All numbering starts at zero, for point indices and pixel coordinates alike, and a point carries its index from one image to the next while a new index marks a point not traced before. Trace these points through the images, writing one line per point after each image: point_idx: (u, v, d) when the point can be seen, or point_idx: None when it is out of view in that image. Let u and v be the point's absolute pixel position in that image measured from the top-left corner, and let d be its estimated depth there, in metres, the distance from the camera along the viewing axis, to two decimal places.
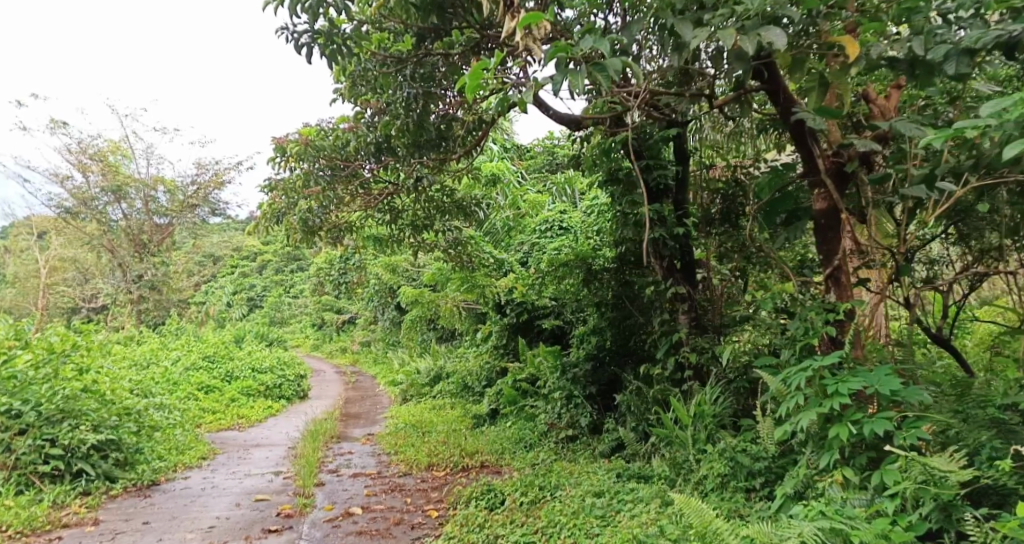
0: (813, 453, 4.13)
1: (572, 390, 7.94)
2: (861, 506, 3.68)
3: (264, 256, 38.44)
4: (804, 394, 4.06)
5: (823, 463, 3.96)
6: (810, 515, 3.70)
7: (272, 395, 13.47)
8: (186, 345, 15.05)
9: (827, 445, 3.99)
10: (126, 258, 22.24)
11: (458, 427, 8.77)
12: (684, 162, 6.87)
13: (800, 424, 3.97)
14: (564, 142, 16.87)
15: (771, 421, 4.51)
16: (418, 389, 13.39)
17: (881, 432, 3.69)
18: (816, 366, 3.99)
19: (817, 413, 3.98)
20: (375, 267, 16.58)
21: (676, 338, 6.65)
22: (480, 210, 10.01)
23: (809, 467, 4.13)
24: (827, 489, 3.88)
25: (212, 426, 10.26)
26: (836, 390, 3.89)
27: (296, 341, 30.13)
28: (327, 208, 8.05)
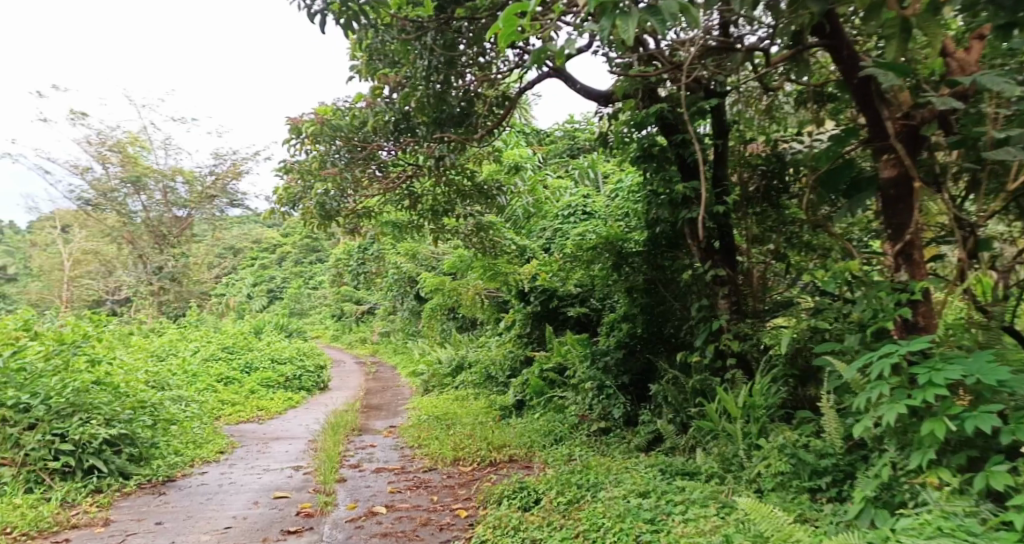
0: (901, 453, 3.78)
1: (603, 379, 7.58)
2: (971, 515, 3.34)
3: (283, 248, 38.37)
4: (888, 385, 3.70)
5: (915, 464, 3.61)
6: (919, 529, 3.32)
7: (293, 386, 13.22)
8: (205, 336, 14.85)
9: (919, 443, 3.62)
10: (147, 250, 22.17)
11: (484, 419, 8.45)
12: (724, 136, 6.48)
13: (887, 420, 3.62)
14: (585, 127, 16.48)
15: (838, 414, 4.14)
16: (440, 379, 13.08)
17: (988, 430, 3.33)
18: (905, 352, 3.64)
19: (905, 406, 3.61)
20: (394, 256, 16.29)
21: (717, 325, 6.28)
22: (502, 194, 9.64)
23: (895, 467, 3.78)
24: (926, 496, 3.53)
25: (231, 419, 10.02)
26: (929, 381, 3.53)
27: (316, 332, 30.00)
28: (345, 191, 7.73)
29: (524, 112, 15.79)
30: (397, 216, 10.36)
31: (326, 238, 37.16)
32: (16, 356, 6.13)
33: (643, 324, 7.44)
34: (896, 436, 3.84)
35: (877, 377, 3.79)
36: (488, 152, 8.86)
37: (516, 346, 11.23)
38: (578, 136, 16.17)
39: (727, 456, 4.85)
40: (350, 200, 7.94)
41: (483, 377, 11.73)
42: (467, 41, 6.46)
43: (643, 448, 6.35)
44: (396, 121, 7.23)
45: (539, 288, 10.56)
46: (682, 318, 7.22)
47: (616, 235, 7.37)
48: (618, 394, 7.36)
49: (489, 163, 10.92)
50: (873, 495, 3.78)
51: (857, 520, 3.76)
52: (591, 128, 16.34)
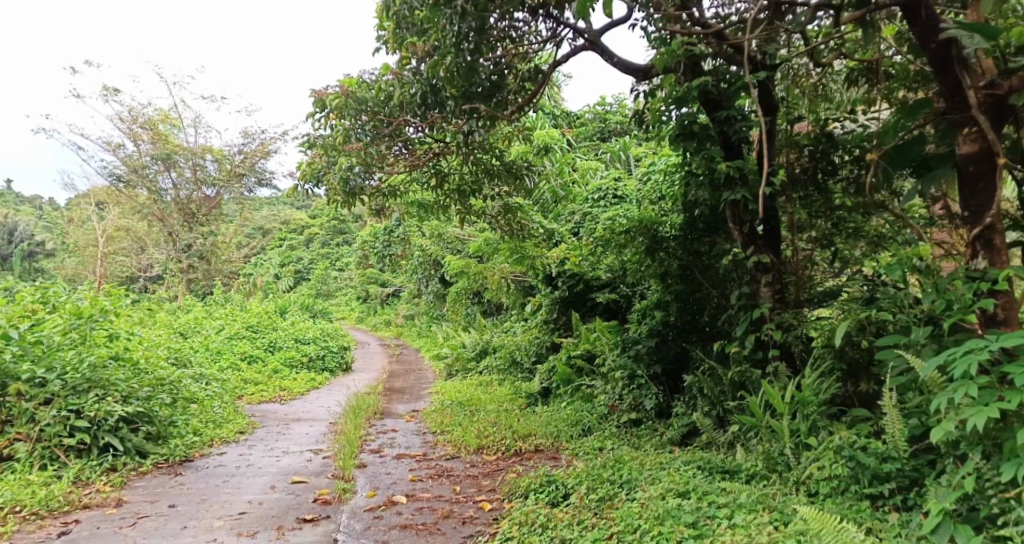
0: (981, 462, 3.46)
1: (634, 369, 7.27)
2: None
3: (310, 229, 38.44)
4: (974, 386, 3.41)
5: (1000, 475, 3.29)
6: None
7: (316, 367, 13.07)
8: (229, 314, 14.76)
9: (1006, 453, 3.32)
10: (175, 227, 22.21)
11: (509, 406, 8.18)
12: (771, 112, 6.11)
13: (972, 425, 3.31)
14: (617, 109, 16.07)
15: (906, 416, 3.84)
16: (464, 363, 12.84)
17: None
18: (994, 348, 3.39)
19: (993, 411, 3.31)
20: (420, 238, 16.05)
21: (759, 315, 5.95)
22: (531, 175, 9.33)
23: (973, 477, 3.46)
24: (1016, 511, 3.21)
25: (252, 398, 9.88)
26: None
27: (341, 313, 29.98)
28: (369, 167, 7.45)
29: (554, 93, 15.42)
30: (423, 196, 10.10)
31: (353, 220, 37.11)
32: (32, 329, 5.94)
33: (677, 312, 7.10)
34: (975, 442, 3.51)
35: (960, 379, 3.51)
36: (518, 130, 8.55)
37: (542, 332, 10.95)
38: (609, 119, 15.77)
39: (771, 455, 4.53)
40: (375, 176, 7.64)
41: (508, 363, 11.48)
42: (501, 9, 6.12)
43: (677, 442, 6.04)
44: (426, 98, 6.98)
45: (568, 273, 10.25)
46: (720, 306, 6.87)
47: (650, 218, 7.03)
48: (650, 384, 7.06)
49: (518, 143, 10.60)
50: (948, 506, 3.45)
51: (928, 533, 3.44)
52: (623, 111, 15.93)
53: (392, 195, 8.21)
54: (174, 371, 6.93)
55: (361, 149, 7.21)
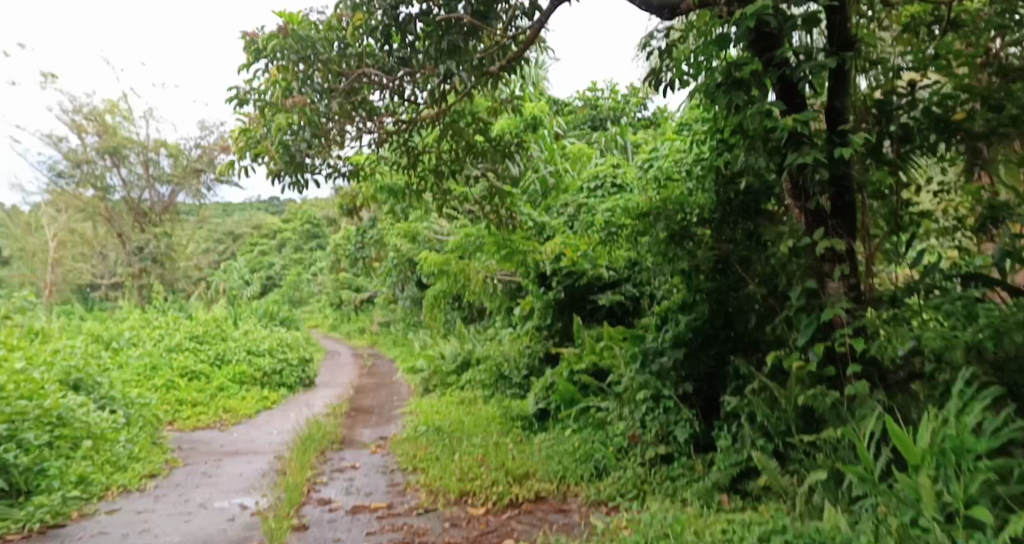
0: None
1: (658, 387, 5.69)
2: None
3: (282, 234, 36.48)
4: None
5: None
6: None
7: (272, 383, 11.38)
8: (174, 324, 13.00)
9: None
10: (126, 228, 20.35)
11: (499, 434, 6.64)
12: (842, 49, 4.56)
13: None
14: (608, 96, 14.49)
15: None
16: (443, 377, 11.19)
17: None
18: None
19: None
20: (393, 238, 14.46)
21: (832, 320, 4.49)
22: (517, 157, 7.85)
23: None
24: None
25: (186, 424, 8.22)
26: None
27: (313, 321, 28.06)
28: (321, 141, 5.86)
29: None
30: (390, 180, 8.54)
31: (327, 223, 35.15)
32: None
33: (710, 314, 5.61)
34: None
35: None
36: (506, 98, 7.04)
37: (533, 341, 9.36)
38: (599, 106, 14.22)
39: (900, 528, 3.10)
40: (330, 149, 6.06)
41: (493, 377, 9.87)
42: None
43: (726, 489, 4.57)
44: (397, 49, 5.65)
45: (563, 272, 8.73)
46: (767, 306, 5.41)
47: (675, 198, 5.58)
48: (681, 408, 5.39)
49: (501, 121, 9.09)
50: None
51: None
52: (615, 98, 14.38)
53: (352, 177, 6.63)
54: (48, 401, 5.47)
55: (306, 104, 5.53)
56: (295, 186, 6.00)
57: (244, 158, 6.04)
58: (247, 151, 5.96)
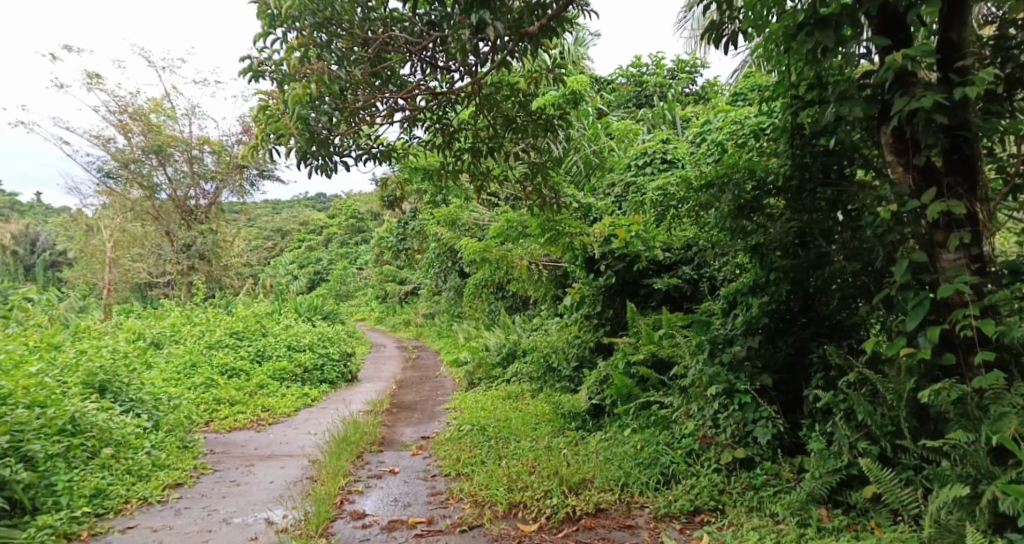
0: None
1: (730, 379, 4.88)
2: None
3: (327, 229, 36.45)
4: None
5: None
6: None
7: (313, 379, 10.97)
8: (213, 320, 12.69)
9: None
10: (172, 226, 20.19)
11: (550, 434, 6.04)
12: None
13: None
14: (654, 71, 13.65)
15: None
16: (487, 371, 10.58)
17: None
18: None
19: None
20: (434, 227, 13.95)
21: (951, 299, 3.76)
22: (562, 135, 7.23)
23: None
24: None
25: (222, 425, 7.80)
26: None
27: (357, 314, 27.82)
28: (342, 113, 5.37)
29: None
30: (425, 162, 7.97)
31: (370, 216, 34.91)
32: None
33: (788, 295, 5.05)
34: None
35: None
36: (547, 67, 6.42)
37: (582, 330, 8.72)
38: (644, 81, 13.41)
39: None
40: (356, 124, 5.52)
41: (540, 370, 9.26)
42: None
43: (823, 501, 3.97)
44: (425, 13, 5.21)
45: (614, 255, 8.08)
46: (859, 285, 4.70)
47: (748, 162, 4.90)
48: (761, 405, 4.68)
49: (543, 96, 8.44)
50: None
51: None
52: (661, 73, 13.56)
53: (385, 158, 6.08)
54: (62, 408, 5.04)
55: (325, 72, 5.09)
56: (324, 170, 5.54)
57: (264, 141, 5.48)
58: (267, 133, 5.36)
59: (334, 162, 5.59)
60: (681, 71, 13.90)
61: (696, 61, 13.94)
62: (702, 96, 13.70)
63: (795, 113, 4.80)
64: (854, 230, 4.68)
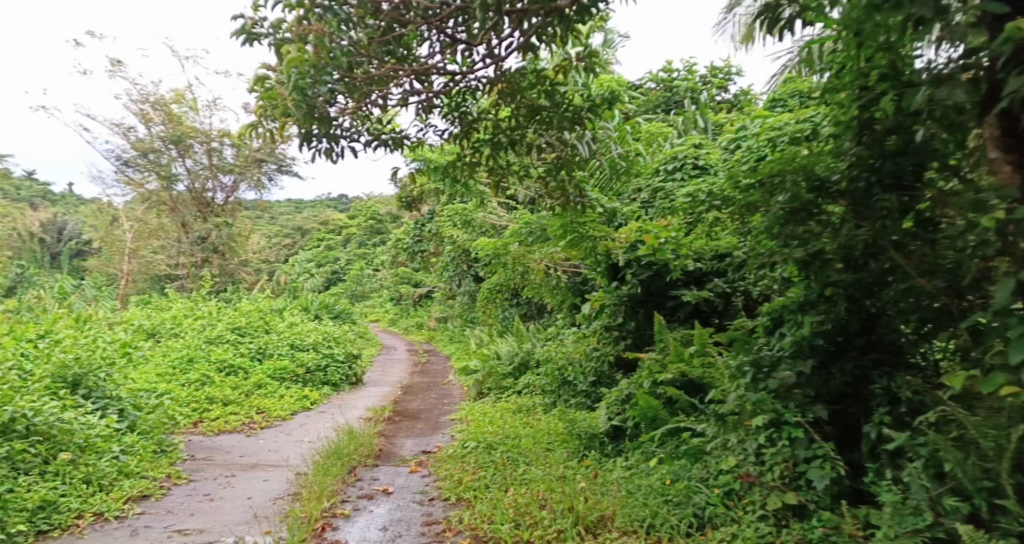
0: None
1: (777, 408, 4.21)
2: None
3: (346, 229, 36.04)
4: None
5: None
6: None
7: (315, 381, 10.37)
8: (215, 314, 12.06)
9: None
10: (188, 217, 19.02)
11: (566, 460, 5.40)
12: None
13: None
14: (685, 76, 12.98)
15: None
16: (498, 381, 9.94)
17: None
18: None
19: None
20: (452, 228, 13.38)
21: None
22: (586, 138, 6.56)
23: None
24: None
25: (210, 426, 7.23)
26: None
27: (370, 315, 27.24)
28: (349, 89, 4.82)
29: None
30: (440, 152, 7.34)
31: (388, 218, 34.43)
32: None
33: (844, 314, 4.48)
34: None
35: None
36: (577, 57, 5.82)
37: (602, 343, 8.04)
38: (675, 85, 12.74)
39: None
40: (365, 103, 4.94)
41: (555, 383, 8.63)
42: None
43: None
44: None
45: (641, 264, 7.41)
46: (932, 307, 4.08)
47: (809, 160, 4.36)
48: (816, 442, 4.05)
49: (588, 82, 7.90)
50: None
51: None
52: (693, 78, 12.94)
53: (397, 146, 5.45)
54: (3, 408, 4.57)
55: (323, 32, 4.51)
56: (328, 156, 5.00)
57: (261, 119, 4.90)
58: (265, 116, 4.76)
59: (341, 146, 5.04)
60: (714, 77, 13.23)
61: (730, 67, 13.27)
62: (734, 104, 13.03)
63: (865, 107, 4.21)
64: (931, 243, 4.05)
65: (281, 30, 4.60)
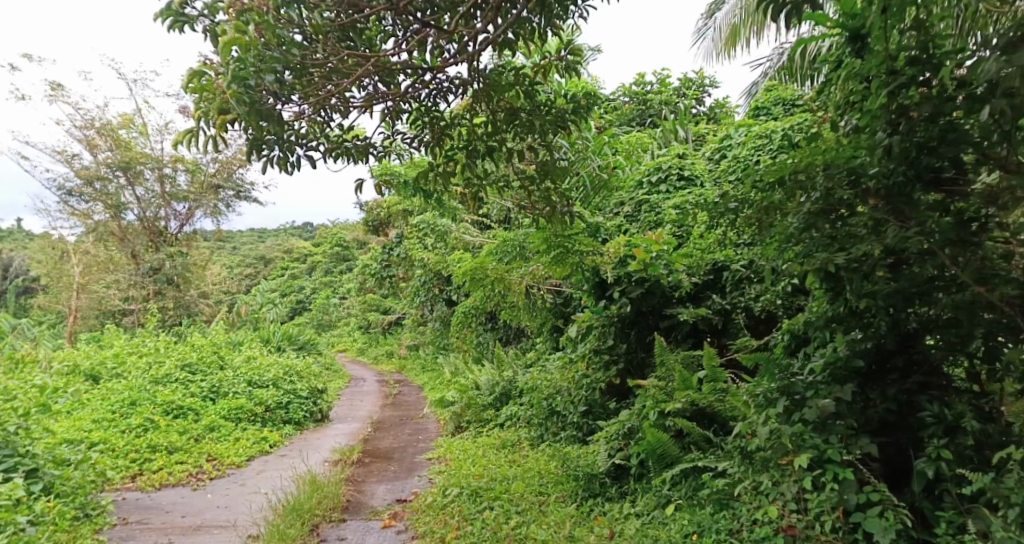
0: None
1: (818, 444, 3.86)
2: None
3: (311, 258, 34.95)
4: None
5: None
6: None
7: (276, 420, 9.47)
8: (165, 351, 11.09)
9: None
10: (139, 247, 17.71)
11: (569, 516, 4.72)
12: None
13: None
14: (658, 90, 12.45)
15: None
16: (478, 413, 9.14)
17: None
18: None
19: None
20: (422, 252, 12.62)
21: None
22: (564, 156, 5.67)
23: None
24: None
25: (152, 479, 6.38)
26: None
27: (338, 345, 26.14)
28: (303, 91, 4.07)
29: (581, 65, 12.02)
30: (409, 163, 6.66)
31: (356, 246, 33.27)
32: None
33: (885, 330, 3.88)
34: None
35: None
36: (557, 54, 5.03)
37: (591, 369, 7.31)
38: (649, 99, 12.20)
39: None
40: (324, 108, 4.22)
41: (541, 414, 7.81)
42: None
43: None
44: None
45: (631, 280, 6.77)
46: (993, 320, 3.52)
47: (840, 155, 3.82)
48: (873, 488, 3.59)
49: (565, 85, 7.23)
50: None
51: None
52: (667, 89, 12.45)
53: (361, 155, 4.67)
54: None
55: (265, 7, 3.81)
56: (282, 167, 4.28)
57: (196, 123, 4.06)
58: (200, 115, 3.96)
59: (297, 155, 4.30)
60: (687, 89, 12.74)
61: (704, 79, 12.79)
62: (710, 117, 12.54)
63: (893, 94, 3.51)
64: (988, 244, 3.43)
65: (217, 12, 3.85)
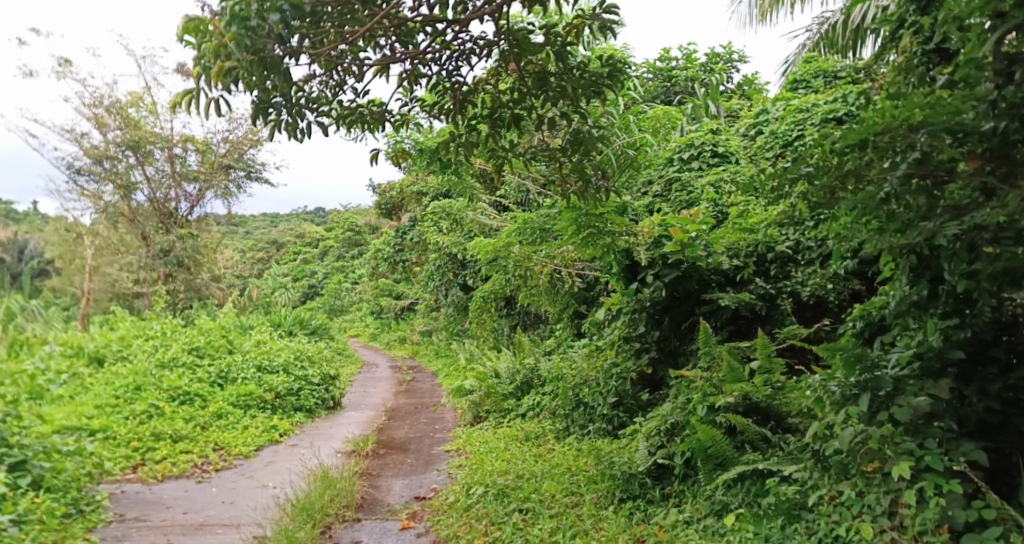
0: None
1: (913, 449, 3.43)
2: None
3: (323, 242, 34.49)
4: None
5: None
6: None
7: (286, 407, 9.03)
8: (170, 335, 10.63)
9: None
10: (149, 228, 17.00)
11: (610, 522, 4.27)
12: None
13: None
14: (683, 65, 11.85)
15: None
16: (497, 402, 8.70)
17: None
18: None
19: None
20: (437, 235, 12.10)
21: None
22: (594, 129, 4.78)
23: None
24: None
25: (154, 471, 5.95)
26: None
27: (349, 330, 25.73)
28: (314, 49, 3.60)
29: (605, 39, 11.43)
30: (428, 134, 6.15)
31: (368, 230, 32.46)
32: None
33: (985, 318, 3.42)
34: None
35: None
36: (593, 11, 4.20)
37: (621, 357, 6.73)
38: (675, 75, 11.60)
39: None
40: (335, 71, 3.73)
41: (567, 405, 7.34)
42: None
43: None
44: None
45: (666, 262, 6.20)
46: None
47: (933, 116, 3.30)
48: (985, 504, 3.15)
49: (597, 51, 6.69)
50: None
51: None
52: (695, 64, 11.83)
53: (377, 122, 4.17)
54: None
55: None
56: (290, 133, 3.79)
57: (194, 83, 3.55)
58: (199, 73, 3.46)
59: (307, 121, 3.81)
60: (714, 65, 12.15)
61: (731, 55, 12.19)
62: (739, 94, 11.94)
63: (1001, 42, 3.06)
64: None
65: None
